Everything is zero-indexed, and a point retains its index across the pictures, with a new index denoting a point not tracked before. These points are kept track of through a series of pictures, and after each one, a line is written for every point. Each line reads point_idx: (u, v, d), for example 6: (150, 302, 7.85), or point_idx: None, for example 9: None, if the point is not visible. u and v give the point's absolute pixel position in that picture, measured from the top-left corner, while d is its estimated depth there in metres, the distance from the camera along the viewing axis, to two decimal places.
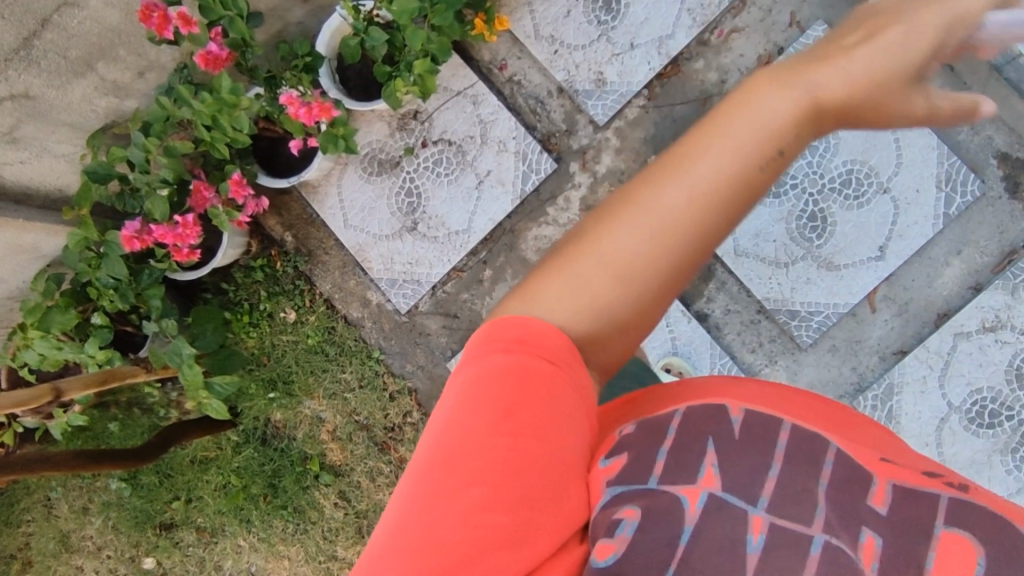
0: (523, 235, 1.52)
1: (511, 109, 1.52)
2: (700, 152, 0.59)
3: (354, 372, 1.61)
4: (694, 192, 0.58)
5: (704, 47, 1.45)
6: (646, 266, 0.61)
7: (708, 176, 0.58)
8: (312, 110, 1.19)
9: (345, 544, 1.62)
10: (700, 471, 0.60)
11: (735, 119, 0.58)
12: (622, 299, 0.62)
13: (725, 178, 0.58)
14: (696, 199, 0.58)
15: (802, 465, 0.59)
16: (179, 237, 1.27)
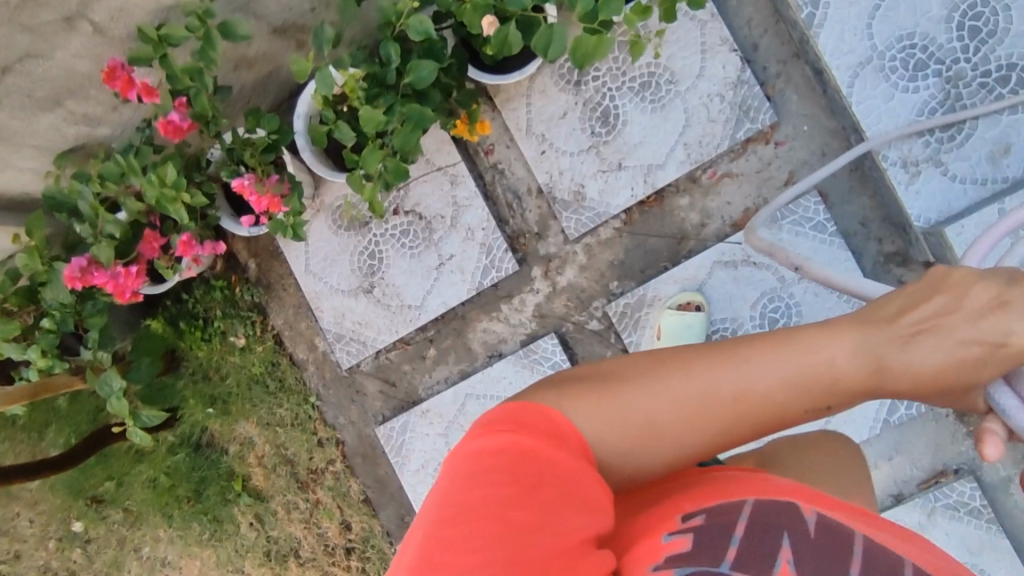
0: (473, 325, 1.52)
1: (487, 197, 1.48)
2: (766, 354, 0.76)
3: (289, 410, 1.64)
4: (752, 384, 0.75)
5: (693, 184, 1.38)
6: (692, 426, 0.76)
7: (762, 374, 0.75)
8: (261, 201, 1.25)
9: (252, 562, 1.69)
10: (775, 565, 0.64)
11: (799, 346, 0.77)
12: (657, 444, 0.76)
13: (779, 383, 0.75)
14: (751, 384, 0.75)
15: (877, 567, 0.63)
16: (118, 288, 1.31)
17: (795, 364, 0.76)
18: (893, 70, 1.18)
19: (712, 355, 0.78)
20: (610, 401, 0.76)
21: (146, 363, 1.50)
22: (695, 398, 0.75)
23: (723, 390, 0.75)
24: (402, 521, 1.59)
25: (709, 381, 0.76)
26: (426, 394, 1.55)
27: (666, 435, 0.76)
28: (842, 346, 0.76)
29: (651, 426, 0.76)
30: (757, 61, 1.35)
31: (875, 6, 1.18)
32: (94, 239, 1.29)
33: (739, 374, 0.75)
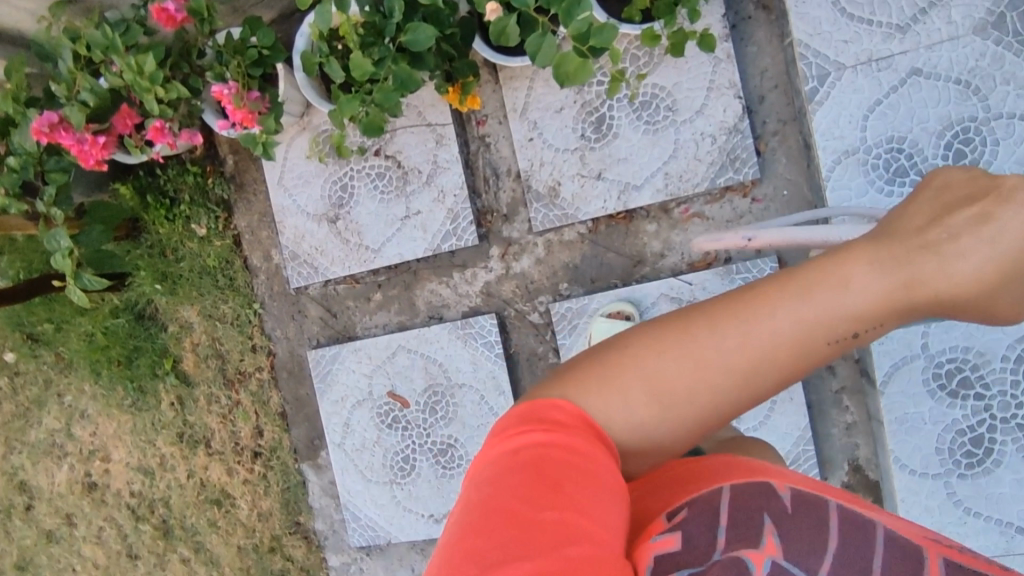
0: (421, 283, 1.56)
1: (467, 165, 1.51)
2: (778, 303, 0.69)
3: (232, 308, 1.68)
4: (774, 330, 0.68)
5: (663, 213, 1.43)
6: (713, 386, 0.69)
7: (785, 320, 0.69)
8: (236, 113, 1.24)
9: (164, 438, 1.76)
10: (760, 544, 0.57)
11: (813, 282, 0.71)
12: (675, 410, 0.69)
13: (804, 323, 0.69)
14: (773, 330, 0.68)
15: (853, 541, 0.56)
16: (82, 154, 1.33)
17: (819, 306, 0.70)
18: (874, 167, 1.20)
19: (726, 309, 0.70)
20: (614, 384, 0.69)
21: (97, 230, 1.52)
22: (721, 358, 0.68)
23: (752, 340, 0.68)
24: (311, 443, 1.67)
25: (736, 336, 0.68)
26: (363, 333, 1.61)
27: (692, 403, 0.69)
28: (867, 274, 0.71)
29: (674, 395, 0.69)
30: (758, 113, 1.37)
31: (877, 100, 1.19)
32: (68, 101, 1.30)
33: (769, 325, 0.69)
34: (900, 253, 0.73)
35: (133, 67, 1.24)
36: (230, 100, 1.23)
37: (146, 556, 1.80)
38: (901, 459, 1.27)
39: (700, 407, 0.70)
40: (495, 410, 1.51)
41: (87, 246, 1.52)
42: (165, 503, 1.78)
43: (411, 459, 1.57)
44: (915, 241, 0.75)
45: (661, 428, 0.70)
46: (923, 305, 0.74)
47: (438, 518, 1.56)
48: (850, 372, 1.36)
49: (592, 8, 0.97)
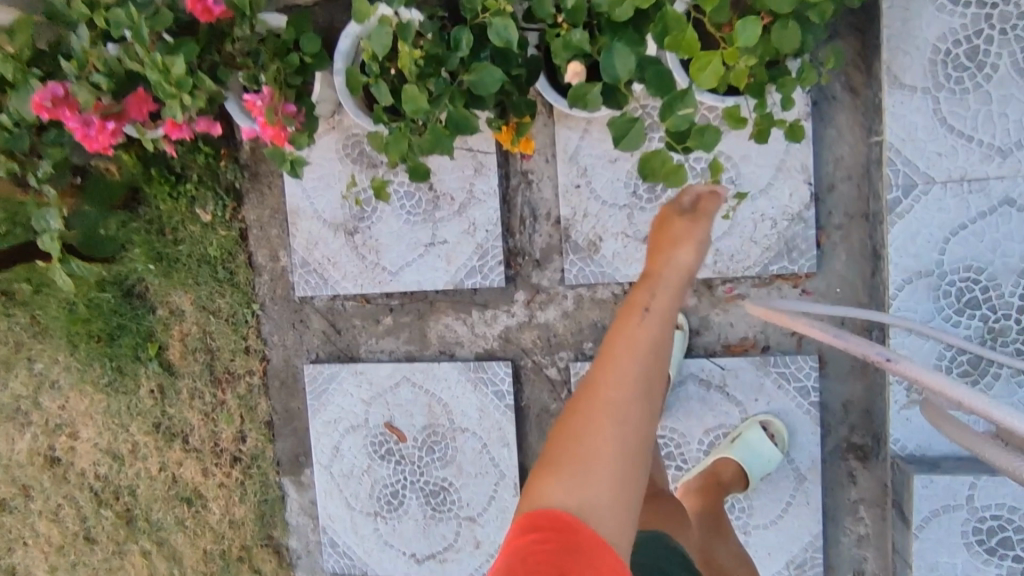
0: (437, 314, 1.47)
1: (504, 200, 1.40)
2: (608, 368, 0.77)
3: (228, 303, 1.57)
4: (617, 377, 0.75)
5: (706, 289, 1.34)
6: (605, 447, 0.73)
7: (621, 374, 0.75)
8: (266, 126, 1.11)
9: (138, 427, 1.66)
10: None
11: (620, 331, 0.79)
12: (604, 486, 0.71)
13: (635, 361, 0.77)
14: (620, 377, 0.75)
15: None
16: (86, 139, 1.19)
17: (630, 343, 0.77)
18: (945, 294, 1.13)
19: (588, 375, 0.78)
20: (545, 492, 0.73)
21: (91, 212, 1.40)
22: (617, 413, 0.73)
23: (613, 381, 0.75)
24: (296, 458, 1.59)
25: (609, 390, 0.75)
26: (366, 355, 1.51)
27: (601, 472, 0.72)
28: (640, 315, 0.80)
29: (596, 464, 0.72)
30: (825, 202, 1.28)
31: (962, 224, 1.11)
32: (77, 80, 1.16)
33: (613, 388, 0.75)
34: (660, 254, 0.87)
35: (158, 65, 1.08)
36: (262, 110, 1.10)
37: (104, 542, 1.72)
38: None
39: (626, 467, 0.72)
40: (497, 460, 1.45)
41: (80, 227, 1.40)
42: (132, 491, 1.69)
43: (400, 494, 1.51)
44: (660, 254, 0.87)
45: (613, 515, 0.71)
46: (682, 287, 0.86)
47: (421, 558, 1.51)
48: (872, 486, 1.32)
49: (696, 107, 0.90)
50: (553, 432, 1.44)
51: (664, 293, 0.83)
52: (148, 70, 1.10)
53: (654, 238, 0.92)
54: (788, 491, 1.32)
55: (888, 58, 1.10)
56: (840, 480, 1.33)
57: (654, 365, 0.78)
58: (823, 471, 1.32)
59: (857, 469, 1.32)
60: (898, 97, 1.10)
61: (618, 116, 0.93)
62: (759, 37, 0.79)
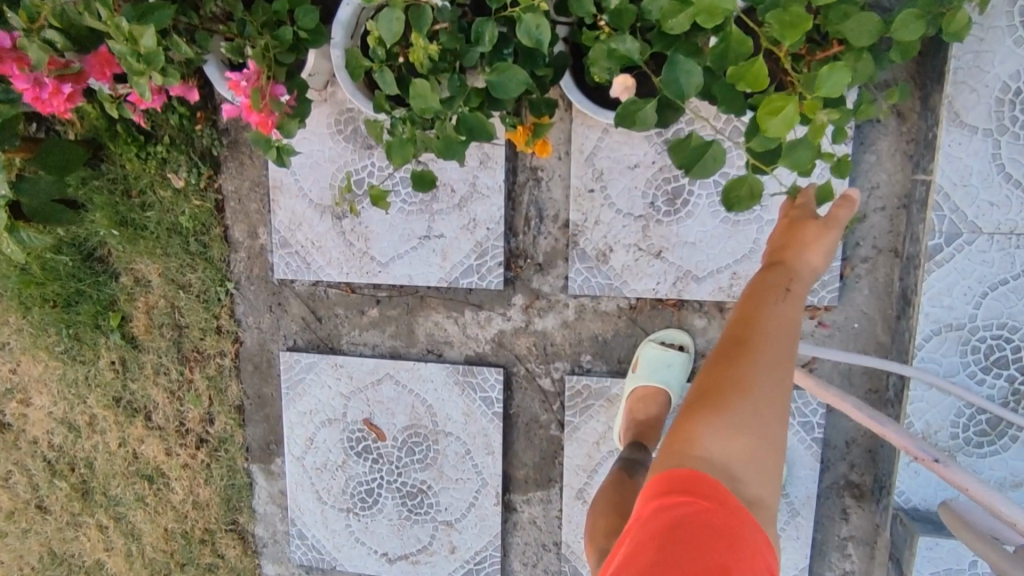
0: (426, 311, 1.37)
1: (509, 197, 1.29)
2: (757, 320, 0.75)
3: (199, 278, 1.45)
4: (771, 329, 0.74)
5: (717, 311, 1.27)
6: (765, 404, 0.69)
7: (771, 325, 0.74)
8: (251, 111, 0.96)
9: (97, 399, 1.55)
10: None
11: (761, 296, 0.77)
12: (756, 445, 0.69)
13: (784, 320, 0.75)
14: (774, 331, 0.74)
15: None
16: (38, 102, 1.03)
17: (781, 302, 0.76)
18: (974, 350, 1.07)
19: (738, 327, 0.75)
20: (689, 442, 0.70)
21: (46, 180, 1.25)
22: (781, 361, 0.71)
23: (768, 337, 0.73)
24: (266, 446, 1.51)
25: (765, 346, 0.72)
26: (348, 347, 1.42)
27: (757, 428, 0.69)
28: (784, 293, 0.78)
29: (752, 420, 0.68)
30: (855, 232, 1.19)
31: (1003, 280, 1.05)
32: (26, 34, 0.99)
33: (770, 343, 0.73)
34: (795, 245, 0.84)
35: (125, 35, 0.95)
36: (247, 91, 0.95)
37: (58, 512, 1.63)
38: None
39: (775, 428, 0.69)
40: (480, 468, 1.39)
41: (33, 197, 1.26)
42: (89, 464, 1.60)
43: (376, 493, 1.44)
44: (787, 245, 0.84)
45: (757, 476, 0.69)
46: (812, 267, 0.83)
47: (393, 557, 1.46)
48: (863, 525, 1.29)
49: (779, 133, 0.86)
50: (541, 443, 1.38)
51: (799, 279, 0.81)
52: (112, 38, 0.96)
53: (781, 234, 0.88)
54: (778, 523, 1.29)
55: (951, 92, 1.00)
56: (832, 516, 1.29)
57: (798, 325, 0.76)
58: (816, 507, 1.28)
59: (852, 506, 1.28)
60: (955, 137, 1.02)
61: (694, 138, 0.92)
62: (845, 88, 0.79)
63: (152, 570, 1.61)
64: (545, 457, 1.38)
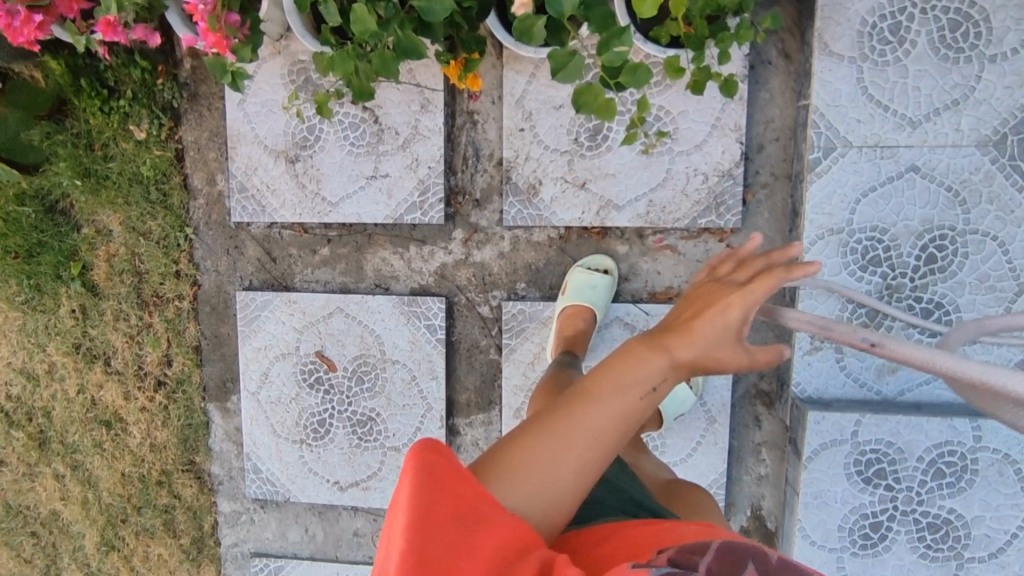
0: (374, 248, 1.48)
1: (448, 139, 1.42)
2: (602, 391, 0.74)
3: (160, 226, 1.54)
4: (612, 405, 0.73)
5: (637, 238, 1.41)
6: (558, 463, 0.70)
7: (610, 401, 0.73)
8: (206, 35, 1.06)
9: (56, 347, 1.61)
10: None
11: (626, 364, 0.76)
12: (535, 494, 0.69)
13: (627, 403, 0.74)
14: (608, 412, 0.73)
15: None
16: (10, 31, 1.12)
17: (636, 379, 0.75)
18: (852, 251, 1.23)
19: (582, 388, 0.75)
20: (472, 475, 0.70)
21: (13, 118, 1.43)
22: (591, 444, 0.72)
23: (596, 428, 0.72)
24: (222, 384, 1.59)
25: (577, 429, 0.72)
26: (301, 285, 1.52)
27: (539, 484, 0.69)
28: (659, 360, 0.75)
29: (534, 478, 0.69)
30: (753, 162, 1.36)
31: (873, 186, 1.21)
32: None
33: (588, 420, 0.72)
34: (690, 336, 0.76)
35: None
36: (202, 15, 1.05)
37: (15, 463, 1.68)
38: (810, 534, 1.25)
39: (553, 482, 0.70)
40: (425, 393, 1.49)
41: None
42: (47, 413, 1.65)
43: (327, 423, 1.53)
44: (704, 321, 0.77)
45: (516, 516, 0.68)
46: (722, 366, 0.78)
47: (344, 485, 1.55)
48: (773, 431, 1.43)
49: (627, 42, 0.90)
50: (482, 369, 1.49)
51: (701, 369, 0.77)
52: None
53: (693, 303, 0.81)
54: (698, 431, 1.42)
55: (821, 26, 1.18)
56: (746, 424, 1.43)
57: (636, 418, 0.74)
58: (731, 415, 1.42)
59: (763, 413, 1.43)
60: (826, 64, 1.19)
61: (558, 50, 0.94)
62: None
63: (109, 515, 1.66)
64: (485, 381, 1.49)
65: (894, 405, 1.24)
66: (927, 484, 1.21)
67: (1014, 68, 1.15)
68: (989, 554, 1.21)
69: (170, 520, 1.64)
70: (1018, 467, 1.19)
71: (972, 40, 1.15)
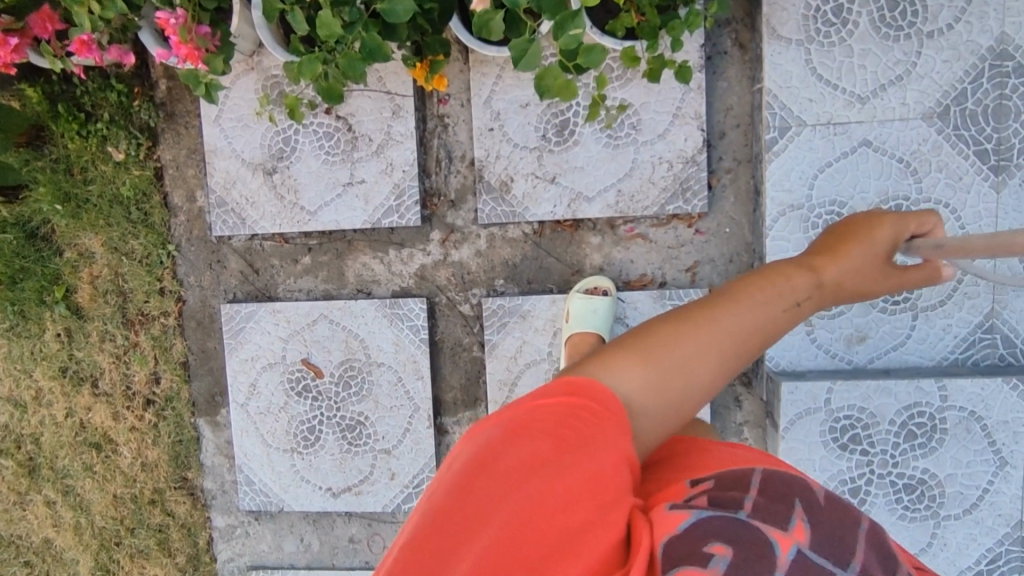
0: (354, 253, 1.52)
1: (421, 143, 1.47)
2: (753, 296, 0.79)
3: (142, 245, 1.56)
4: (763, 309, 0.79)
5: (609, 228, 1.45)
6: (699, 362, 0.74)
7: (760, 304, 0.79)
8: (179, 49, 1.10)
9: (43, 372, 1.62)
10: (790, 524, 0.61)
11: (774, 277, 0.83)
12: (679, 382, 0.73)
13: (776, 311, 0.79)
14: (757, 314, 0.78)
15: (838, 515, 0.63)
16: None
17: (783, 292, 0.81)
18: (813, 225, 1.29)
19: (729, 291, 0.80)
20: (621, 355, 0.74)
21: None
22: (738, 341, 0.76)
23: (745, 327, 0.77)
24: (211, 398, 1.61)
25: (729, 326, 0.76)
26: (284, 295, 1.55)
27: (683, 374, 0.73)
28: (803, 279, 0.84)
29: (679, 365, 0.73)
30: (716, 148, 1.41)
31: (828, 162, 1.27)
32: None
33: (738, 318, 0.77)
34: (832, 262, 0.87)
35: None
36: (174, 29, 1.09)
37: (5, 493, 1.67)
38: None
39: (718, 344, 0.75)
40: (412, 394, 1.52)
41: None
42: (35, 440, 1.65)
43: (317, 429, 1.55)
44: (854, 244, 0.90)
45: (673, 381, 0.73)
46: (846, 295, 0.88)
47: (337, 491, 1.56)
48: (753, 408, 1.46)
49: (583, 28, 0.96)
50: (465, 366, 1.52)
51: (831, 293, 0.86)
52: None
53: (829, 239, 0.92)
54: None
55: (768, 12, 1.26)
56: (727, 404, 1.47)
57: (778, 328, 0.80)
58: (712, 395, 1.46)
59: (743, 392, 1.46)
60: (775, 48, 1.26)
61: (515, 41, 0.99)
62: None
63: (102, 539, 1.66)
64: (469, 378, 1.52)
65: (864, 371, 1.30)
66: (899, 446, 1.29)
67: (950, 42, 1.23)
68: (963, 510, 1.28)
69: (164, 539, 1.64)
70: (984, 423, 1.26)
71: (910, 19, 1.23)
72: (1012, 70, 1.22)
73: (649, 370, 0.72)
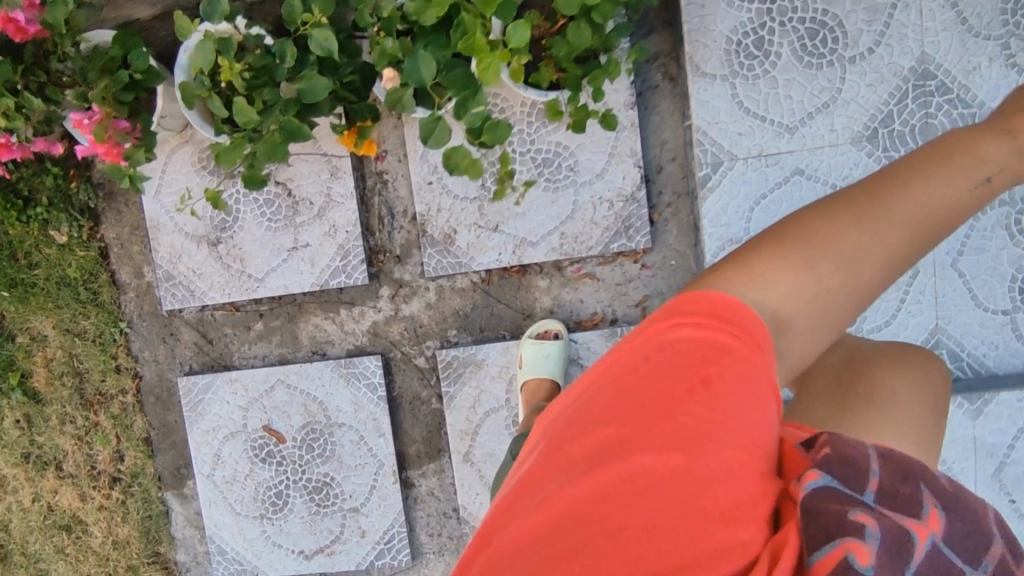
0: (305, 316, 1.51)
1: (362, 202, 1.47)
2: (933, 172, 0.77)
3: (94, 324, 1.55)
4: (949, 192, 0.77)
5: (556, 270, 1.45)
6: (867, 260, 0.73)
7: (943, 182, 0.77)
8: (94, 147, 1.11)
9: (6, 459, 1.61)
10: (925, 513, 0.61)
11: (960, 148, 0.80)
12: (838, 285, 0.73)
13: (964, 191, 0.77)
14: (936, 195, 0.76)
15: (970, 508, 0.63)
16: None
17: (972, 166, 0.79)
18: None
19: (905, 169, 0.78)
20: (784, 250, 0.74)
21: None
22: (914, 231, 0.75)
23: (922, 214, 0.75)
24: (177, 471, 1.60)
25: (897, 209, 0.75)
26: (240, 362, 1.54)
27: (841, 274, 0.73)
28: (995, 145, 0.82)
29: (842, 259, 0.73)
30: (655, 183, 1.41)
31: (762, 194, 1.29)
32: None
33: (915, 196, 0.75)
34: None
35: None
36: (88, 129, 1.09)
37: None
38: None
39: (879, 242, 0.73)
40: (375, 451, 1.52)
41: None
42: (4, 527, 1.64)
43: (284, 493, 1.55)
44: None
45: (833, 287, 0.72)
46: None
47: (310, 553, 1.56)
48: None
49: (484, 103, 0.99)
50: (426, 418, 1.52)
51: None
52: None
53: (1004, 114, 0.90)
54: None
55: (690, 50, 1.27)
56: None
57: (963, 208, 0.78)
58: None
59: None
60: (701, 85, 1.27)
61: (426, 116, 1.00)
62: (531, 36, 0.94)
63: None
64: (431, 430, 1.51)
65: None
66: None
67: (872, 66, 1.25)
68: None
69: None
70: None
71: (830, 45, 1.25)
72: (935, 89, 1.25)
73: (801, 273, 0.72)
